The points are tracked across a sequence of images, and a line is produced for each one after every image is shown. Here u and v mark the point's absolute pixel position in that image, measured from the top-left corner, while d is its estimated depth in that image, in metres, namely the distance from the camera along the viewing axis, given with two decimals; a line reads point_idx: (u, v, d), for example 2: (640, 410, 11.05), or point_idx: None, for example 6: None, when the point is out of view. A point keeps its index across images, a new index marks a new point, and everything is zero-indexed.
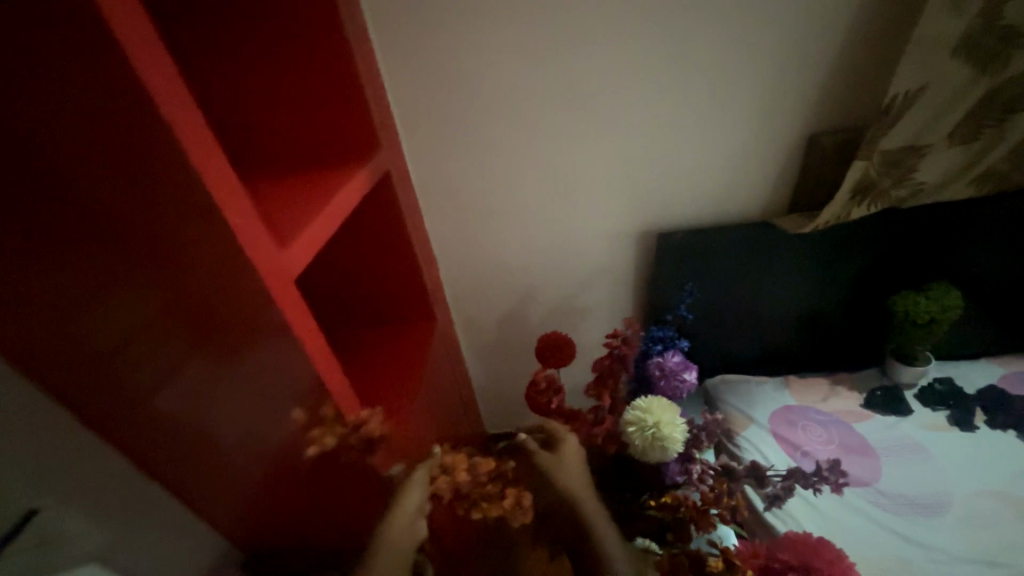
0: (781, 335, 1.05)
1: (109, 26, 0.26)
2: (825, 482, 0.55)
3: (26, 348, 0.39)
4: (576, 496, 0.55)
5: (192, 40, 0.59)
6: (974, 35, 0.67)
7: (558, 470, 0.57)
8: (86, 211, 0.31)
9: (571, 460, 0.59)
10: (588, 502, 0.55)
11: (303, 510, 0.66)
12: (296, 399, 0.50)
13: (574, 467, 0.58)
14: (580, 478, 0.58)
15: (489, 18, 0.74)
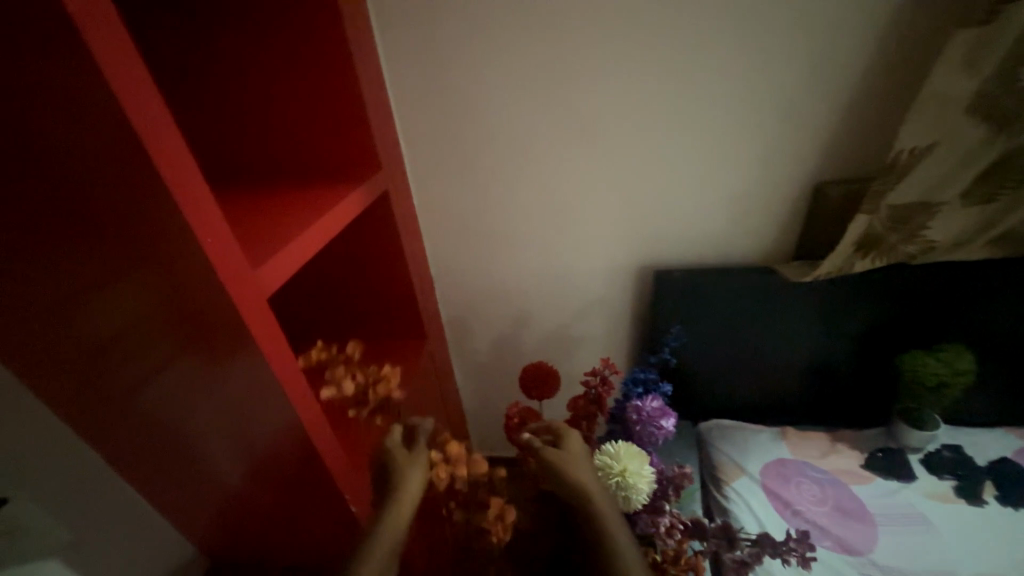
0: (782, 384, 1.00)
1: (105, 77, 0.32)
2: (793, 553, 0.54)
3: (49, 340, 0.47)
4: (588, 493, 0.54)
5: (206, 64, 0.62)
6: (989, 96, 0.64)
7: (570, 466, 0.55)
8: (100, 227, 0.39)
9: (578, 457, 0.57)
10: (599, 499, 0.54)
11: (268, 522, 0.66)
12: (260, 411, 0.53)
13: (583, 464, 0.56)
14: (590, 475, 0.56)
15: (493, 52, 0.75)
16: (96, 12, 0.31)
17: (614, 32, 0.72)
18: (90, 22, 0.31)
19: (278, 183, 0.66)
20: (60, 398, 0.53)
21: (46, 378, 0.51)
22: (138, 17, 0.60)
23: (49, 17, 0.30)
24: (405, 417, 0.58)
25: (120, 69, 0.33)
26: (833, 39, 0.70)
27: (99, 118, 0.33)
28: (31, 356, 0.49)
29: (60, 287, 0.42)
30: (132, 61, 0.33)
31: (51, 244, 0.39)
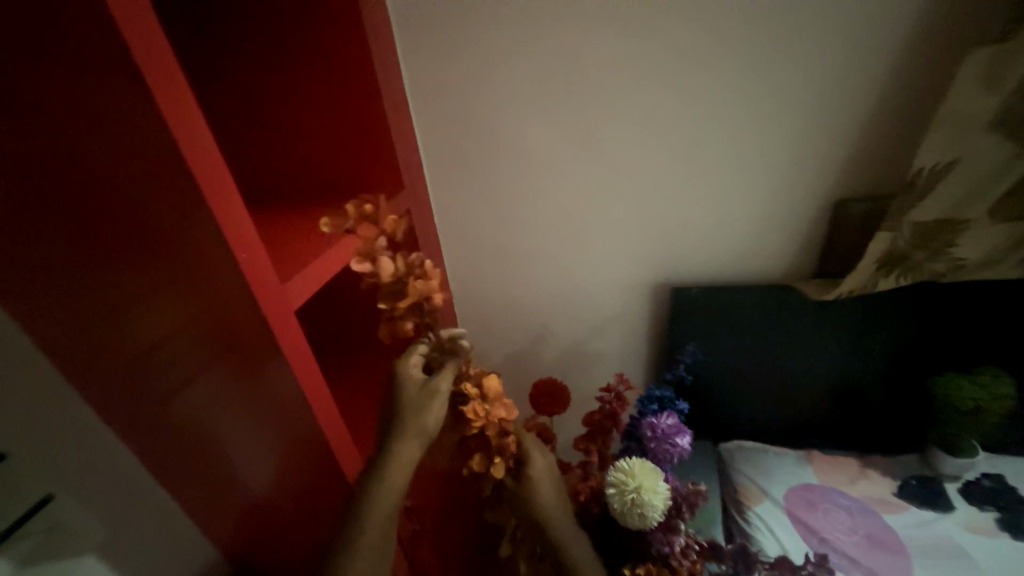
0: (806, 406, 0.97)
1: (161, 112, 0.36)
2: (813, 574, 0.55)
3: (99, 348, 0.52)
4: (548, 522, 0.60)
5: (246, 96, 0.68)
6: (1014, 113, 0.64)
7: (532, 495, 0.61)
8: (150, 244, 0.43)
9: (540, 483, 0.62)
10: (559, 523, 0.61)
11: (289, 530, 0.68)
12: (281, 420, 0.55)
13: (545, 490, 0.62)
14: (552, 501, 0.62)
15: (510, 77, 0.79)
16: (153, 51, 0.35)
17: (627, 58, 0.75)
18: (149, 62, 0.35)
19: (307, 204, 0.70)
20: (109, 399, 0.58)
21: (97, 382, 0.56)
22: (192, 56, 0.67)
23: (117, 62, 0.34)
24: (440, 331, 0.61)
25: (172, 101, 0.37)
26: (845, 59, 0.71)
27: (153, 145, 0.37)
28: (85, 362, 0.54)
29: (116, 293, 0.46)
30: (179, 91, 0.37)
31: (109, 259, 0.44)
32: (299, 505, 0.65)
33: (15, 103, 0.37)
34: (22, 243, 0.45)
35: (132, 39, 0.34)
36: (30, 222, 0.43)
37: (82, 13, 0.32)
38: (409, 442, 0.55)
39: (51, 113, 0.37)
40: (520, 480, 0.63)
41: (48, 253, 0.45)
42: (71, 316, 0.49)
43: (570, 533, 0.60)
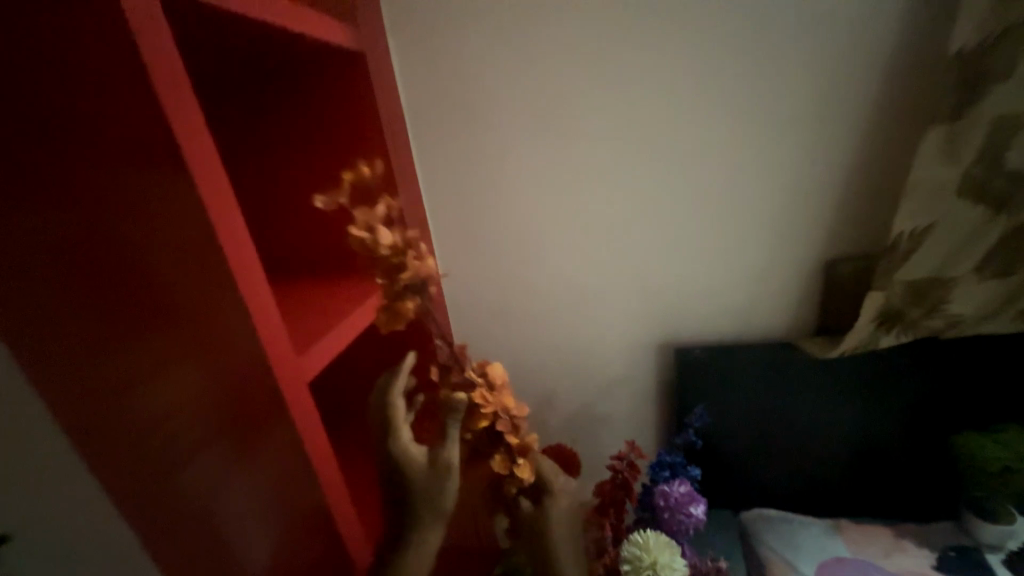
0: (826, 469, 0.94)
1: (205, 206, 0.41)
2: None
3: (113, 421, 0.53)
4: (559, 565, 0.62)
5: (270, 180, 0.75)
6: (979, 179, 0.69)
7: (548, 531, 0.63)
8: (179, 321, 0.47)
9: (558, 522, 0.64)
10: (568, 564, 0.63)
11: None
12: (283, 492, 0.55)
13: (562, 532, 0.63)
14: (565, 546, 0.63)
15: (512, 156, 0.85)
16: (200, 153, 0.40)
17: (619, 135, 0.81)
18: (197, 164, 0.40)
19: (322, 275, 0.74)
20: (113, 475, 0.58)
21: (103, 458, 0.57)
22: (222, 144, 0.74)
23: (174, 168, 0.39)
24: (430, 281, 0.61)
25: (215, 197, 0.42)
26: (818, 134, 0.78)
27: (194, 233, 0.42)
28: (95, 436, 0.55)
29: (144, 362, 0.49)
30: (218, 185, 0.42)
31: (140, 335, 0.48)
32: None
33: (80, 199, 0.43)
34: (65, 318, 0.49)
35: (186, 147, 0.39)
36: (76, 299, 0.47)
37: (154, 134, 0.38)
38: (431, 527, 0.57)
39: (114, 206, 0.43)
40: (537, 507, 0.64)
41: (87, 328, 0.48)
42: (93, 386, 0.51)
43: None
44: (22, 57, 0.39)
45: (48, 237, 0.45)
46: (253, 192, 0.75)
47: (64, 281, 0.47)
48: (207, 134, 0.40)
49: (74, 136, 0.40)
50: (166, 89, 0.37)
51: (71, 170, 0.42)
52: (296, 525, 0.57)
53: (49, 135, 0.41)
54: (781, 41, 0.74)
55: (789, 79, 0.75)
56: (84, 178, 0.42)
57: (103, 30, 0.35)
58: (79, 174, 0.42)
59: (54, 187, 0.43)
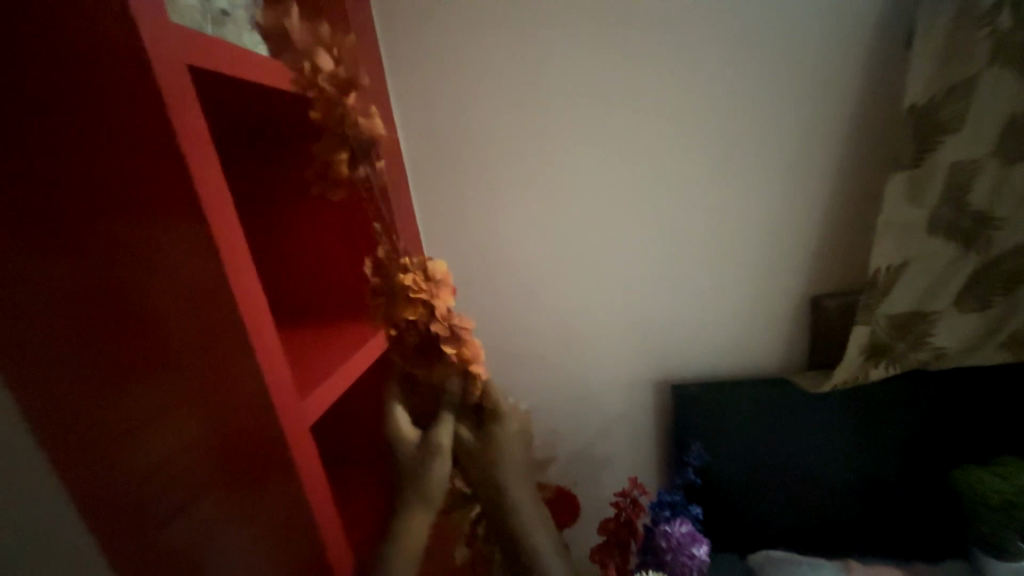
0: (831, 507, 0.92)
1: (221, 259, 0.44)
2: None
3: (115, 468, 0.54)
4: (503, 480, 0.63)
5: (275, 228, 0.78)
6: (947, 219, 0.74)
7: (492, 449, 0.64)
8: (188, 368, 0.48)
9: (504, 443, 0.64)
10: (517, 485, 0.63)
11: None
12: (279, 542, 0.54)
13: (507, 448, 0.64)
14: (511, 462, 0.64)
15: (509, 202, 0.89)
16: (221, 208, 0.43)
17: (610, 182, 0.86)
18: (217, 218, 0.43)
19: (323, 319, 0.76)
20: (107, 527, 0.57)
21: (100, 508, 0.56)
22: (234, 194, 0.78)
23: (195, 225, 0.42)
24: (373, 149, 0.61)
25: (230, 250, 0.44)
26: (794, 180, 0.83)
27: (208, 281, 0.45)
28: (95, 485, 0.55)
29: (151, 408, 0.50)
30: (233, 235, 0.45)
31: (149, 382, 0.49)
32: None
33: (102, 254, 0.45)
34: (76, 367, 0.50)
35: (209, 204, 0.42)
36: (89, 348, 0.49)
37: (178, 194, 0.42)
38: (417, 513, 0.58)
39: (133, 260, 0.45)
40: (483, 437, 0.65)
41: (97, 376, 0.50)
42: (99, 433, 0.52)
43: (524, 493, 0.63)
44: (61, 127, 0.42)
45: (68, 291, 0.47)
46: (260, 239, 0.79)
47: (80, 331, 0.49)
48: (227, 191, 0.44)
49: (105, 196, 0.43)
50: (194, 155, 0.41)
51: (99, 228, 0.45)
52: None
53: (81, 197, 0.44)
54: (756, 96, 0.80)
55: (765, 130, 0.82)
56: (112, 236, 0.45)
57: (141, 104, 0.39)
58: (108, 232, 0.45)
59: (79, 244, 0.45)
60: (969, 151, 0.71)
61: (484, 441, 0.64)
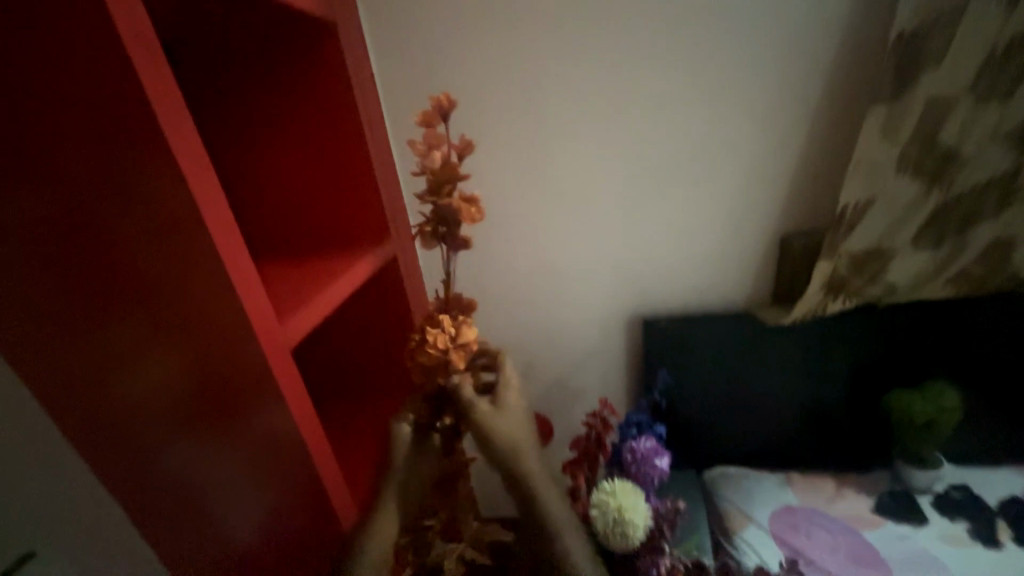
0: (782, 428, 1.02)
1: (181, 171, 0.40)
2: None
3: (91, 398, 0.52)
4: (518, 448, 0.56)
5: (239, 151, 0.73)
6: (916, 157, 0.76)
7: (506, 417, 0.58)
8: (158, 293, 0.45)
9: (516, 414, 0.59)
10: (530, 454, 0.57)
11: None
12: (270, 465, 0.55)
13: (519, 419, 0.59)
14: (525, 431, 0.58)
15: (489, 134, 0.87)
16: (173, 113, 0.39)
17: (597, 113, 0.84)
18: (171, 124, 0.39)
19: (298, 250, 0.73)
20: (89, 453, 0.57)
21: (80, 436, 0.56)
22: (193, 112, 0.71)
23: (148, 130, 0.38)
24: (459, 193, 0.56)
25: (190, 163, 0.40)
26: (779, 116, 0.83)
27: (170, 197, 0.41)
28: (71, 413, 0.54)
29: (122, 337, 0.48)
30: (193, 146, 0.41)
31: (116, 309, 0.46)
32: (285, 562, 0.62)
33: (43, 163, 0.41)
34: (33, 290, 0.47)
35: (160, 109, 0.38)
36: (44, 274, 0.45)
37: (124, 93, 0.37)
38: (384, 519, 0.54)
39: (80, 171, 0.41)
40: (495, 406, 0.59)
41: (58, 303, 0.47)
42: (70, 359, 0.50)
43: (536, 460, 0.57)
44: None
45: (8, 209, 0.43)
46: (224, 164, 0.74)
47: (31, 252, 0.45)
48: (177, 95, 0.39)
49: (46, 99, 0.39)
50: (136, 50, 0.36)
51: (42, 136, 0.40)
52: (283, 499, 0.57)
53: (16, 99, 0.39)
54: (748, 22, 0.77)
55: (755, 60, 0.79)
56: (56, 144, 0.40)
57: None
58: (52, 141, 0.40)
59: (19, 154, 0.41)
60: (946, 88, 0.72)
61: (494, 410, 0.59)
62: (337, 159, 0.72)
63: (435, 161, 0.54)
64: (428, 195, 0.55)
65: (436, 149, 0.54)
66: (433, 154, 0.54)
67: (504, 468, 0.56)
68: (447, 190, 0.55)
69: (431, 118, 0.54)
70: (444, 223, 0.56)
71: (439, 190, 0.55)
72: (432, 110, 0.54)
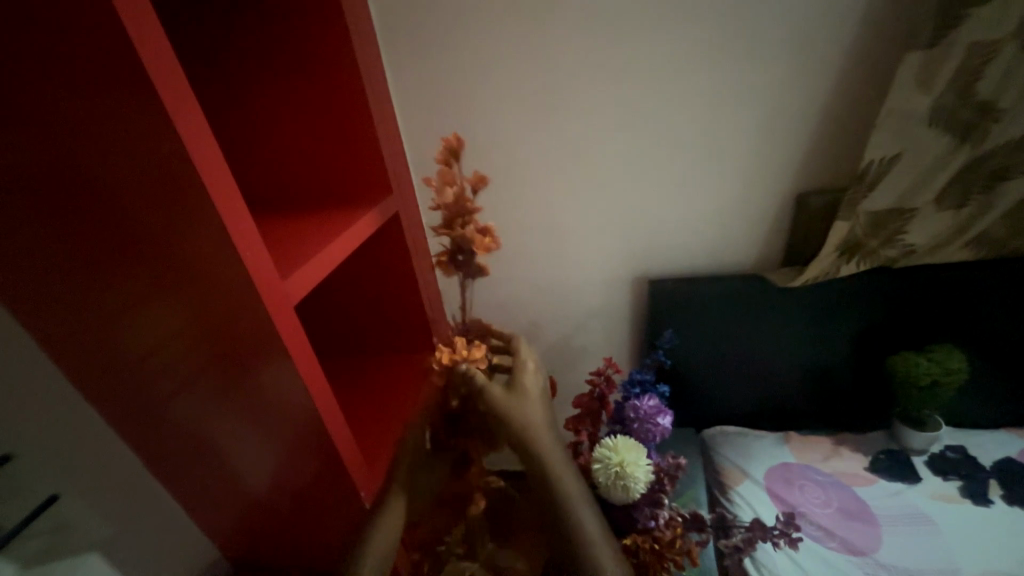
0: (784, 389, 1.03)
1: (168, 112, 0.37)
2: (783, 536, 0.62)
3: (97, 351, 0.52)
4: (535, 435, 0.52)
5: (230, 96, 0.68)
6: (950, 109, 0.72)
7: (522, 403, 0.54)
8: (154, 244, 0.44)
9: (533, 399, 0.54)
10: (548, 441, 0.52)
11: (282, 534, 0.67)
12: (280, 418, 0.56)
13: (536, 403, 0.54)
14: (542, 417, 0.53)
15: (495, 81, 0.82)
16: (153, 45, 0.35)
17: (611, 58, 0.79)
18: (152, 57, 0.35)
19: (298, 205, 0.71)
20: (100, 404, 0.58)
21: (89, 388, 0.56)
22: (179, 51, 0.66)
23: (129, 64, 0.35)
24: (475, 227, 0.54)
25: (180, 103, 0.38)
26: (808, 62, 0.77)
27: (157, 140, 0.38)
28: (79, 365, 0.54)
29: (122, 290, 0.46)
30: (180, 85, 0.37)
31: (112, 261, 0.45)
32: (298, 509, 0.64)
33: (17, 100, 0.38)
34: (23, 242, 0.45)
35: (138, 40, 0.34)
36: (31, 223, 0.43)
37: (98, 19, 0.33)
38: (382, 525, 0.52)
39: (59, 111, 0.38)
40: (512, 391, 0.54)
41: (52, 254, 0.45)
42: (71, 314, 0.49)
43: (556, 448, 0.52)
44: None
45: None
46: (216, 110, 0.69)
47: (15, 200, 0.42)
48: (157, 22, 0.35)
49: (9, 26, 0.35)
50: None
51: (13, 72, 0.37)
52: (294, 450, 0.58)
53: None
54: None
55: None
56: (29, 82, 0.37)
57: None
58: (23, 76, 0.37)
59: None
60: (993, 30, 0.66)
61: (509, 397, 0.54)
62: (336, 107, 0.68)
63: (447, 200, 0.52)
64: (444, 228, 0.54)
65: (450, 187, 0.52)
66: (450, 193, 0.52)
67: (517, 452, 0.52)
68: (462, 223, 0.53)
69: (447, 157, 0.51)
70: (460, 254, 0.55)
71: (454, 225, 0.53)
72: (447, 149, 0.52)
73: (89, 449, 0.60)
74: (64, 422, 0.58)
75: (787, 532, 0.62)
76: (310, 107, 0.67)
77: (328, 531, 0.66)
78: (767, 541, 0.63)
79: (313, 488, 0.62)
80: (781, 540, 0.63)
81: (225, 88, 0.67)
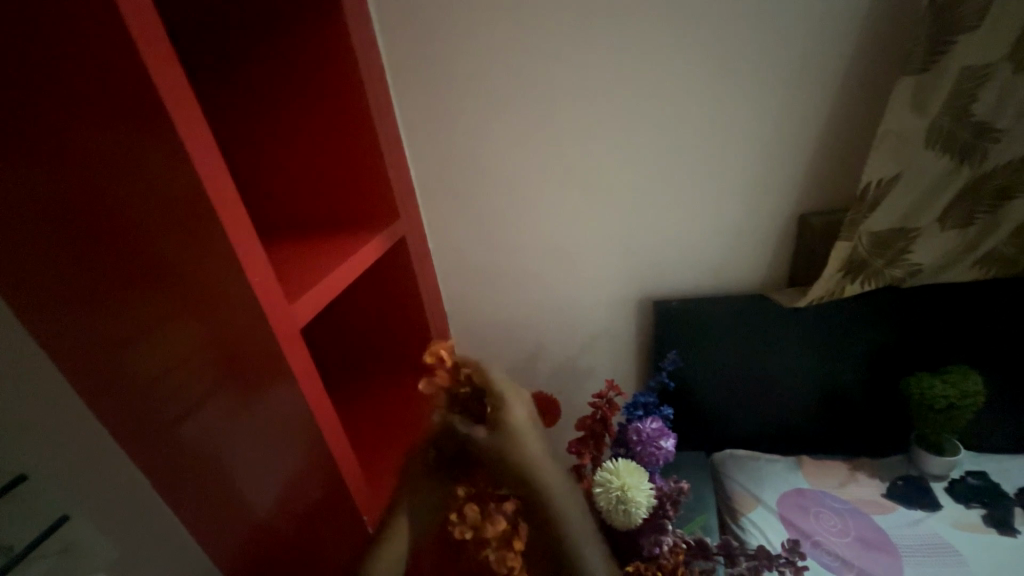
0: (796, 412, 1.01)
1: (186, 148, 0.40)
2: (790, 565, 0.60)
3: (113, 373, 0.54)
4: (532, 472, 0.53)
5: (246, 128, 0.72)
6: (945, 130, 0.72)
7: (515, 443, 0.54)
8: (170, 271, 0.46)
9: (523, 434, 0.55)
10: (548, 472, 0.54)
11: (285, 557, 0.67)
12: (287, 439, 0.57)
13: (529, 441, 0.55)
14: (537, 453, 0.55)
15: (497, 110, 0.85)
16: (174, 88, 0.39)
17: (609, 85, 0.81)
18: (171, 98, 0.39)
19: (307, 231, 0.74)
20: (112, 426, 0.59)
21: (103, 408, 0.58)
22: (200, 88, 0.70)
23: (154, 106, 0.38)
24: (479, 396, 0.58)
25: (196, 139, 0.41)
26: (802, 86, 0.79)
27: (175, 172, 0.41)
28: (94, 386, 0.56)
29: (138, 315, 0.49)
30: (198, 124, 0.41)
31: (131, 287, 0.47)
32: (300, 531, 0.64)
33: (51, 139, 0.41)
34: (50, 271, 0.47)
35: (161, 85, 0.38)
36: (59, 254, 0.46)
37: (127, 68, 0.37)
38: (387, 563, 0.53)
39: (88, 151, 0.41)
40: (499, 430, 0.54)
41: (77, 282, 0.48)
42: (87, 333, 0.51)
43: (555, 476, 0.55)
44: None
45: (19, 188, 0.44)
46: (234, 142, 0.73)
47: (43, 230, 0.45)
48: (178, 69, 0.39)
49: (41, 69, 0.39)
50: (135, 24, 0.36)
51: (48, 114, 0.40)
52: (299, 471, 0.59)
53: (11, 68, 0.39)
54: None
55: (777, 27, 0.75)
56: (62, 123, 0.40)
57: None
58: (56, 118, 0.40)
59: (23, 129, 0.41)
60: (984, 54, 0.67)
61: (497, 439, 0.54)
62: (346, 138, 0.72)
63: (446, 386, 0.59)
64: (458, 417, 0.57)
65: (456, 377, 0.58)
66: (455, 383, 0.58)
67: (517, 488, 0.54)
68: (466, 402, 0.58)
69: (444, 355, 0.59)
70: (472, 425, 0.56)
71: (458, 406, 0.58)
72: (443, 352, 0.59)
73: (100, 467, 0.62)
74: (77, 439, 0.60)
75: (793, 560, 0.61)
76: (319, 138, 0.71)
77: (331, 555, 0.66)
78: (775, 571, 0.61)
79: (316, 511, 0.62)
80: (789, 569, 0.61)
81: (240, 120, 0.72)
